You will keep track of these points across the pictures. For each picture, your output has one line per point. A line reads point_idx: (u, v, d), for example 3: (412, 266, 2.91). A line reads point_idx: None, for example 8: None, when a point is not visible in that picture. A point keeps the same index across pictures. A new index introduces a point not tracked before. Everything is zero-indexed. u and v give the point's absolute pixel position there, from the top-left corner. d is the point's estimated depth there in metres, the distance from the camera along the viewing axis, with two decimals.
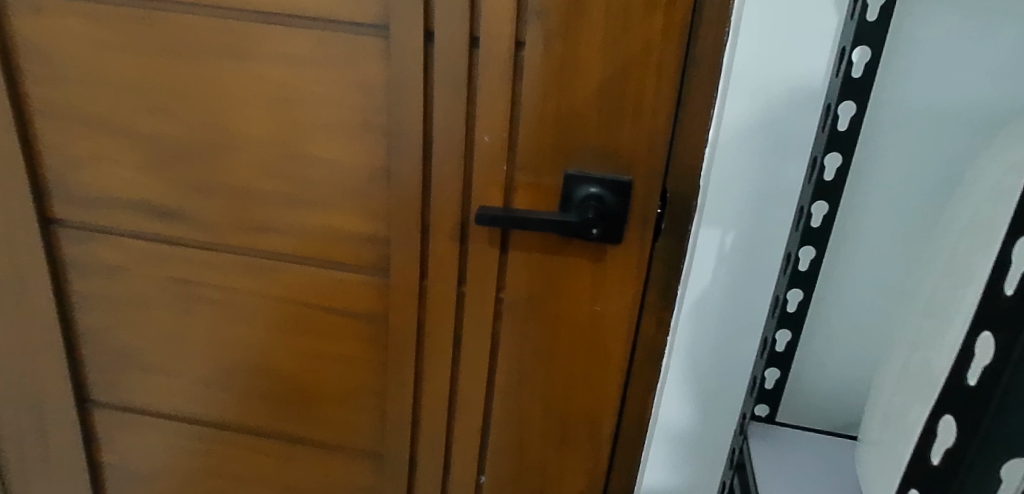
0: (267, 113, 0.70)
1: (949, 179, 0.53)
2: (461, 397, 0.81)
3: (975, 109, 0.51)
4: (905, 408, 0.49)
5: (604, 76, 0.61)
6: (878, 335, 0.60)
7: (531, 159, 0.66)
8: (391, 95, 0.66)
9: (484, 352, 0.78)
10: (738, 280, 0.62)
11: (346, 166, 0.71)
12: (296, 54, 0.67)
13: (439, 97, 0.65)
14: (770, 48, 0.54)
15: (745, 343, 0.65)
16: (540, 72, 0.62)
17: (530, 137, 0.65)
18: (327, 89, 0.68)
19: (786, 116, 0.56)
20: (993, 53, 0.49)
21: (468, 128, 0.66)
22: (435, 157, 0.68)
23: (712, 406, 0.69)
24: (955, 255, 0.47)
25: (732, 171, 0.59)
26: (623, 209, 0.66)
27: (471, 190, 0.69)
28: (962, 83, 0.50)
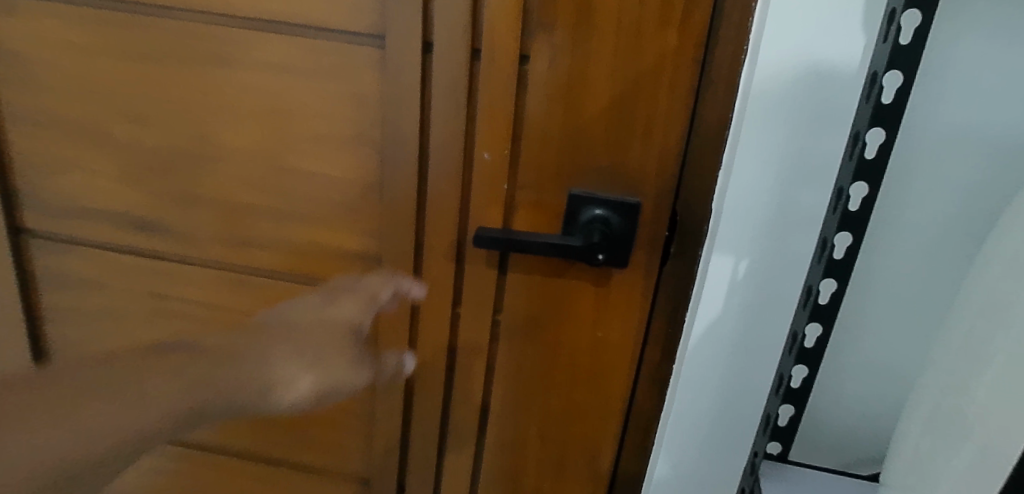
0: (254, 124, 0.67)
1: (987, 211, 0.49)
2: (454, 424, 0.77)
3: (1017, 139, 0.47)
4: (934, 460, 0.46)
5: (612, 93, 0.57)
6: (902, 372, 0.56)
7: (534, 178, 0.62)
8: (385, 108, 0.62)
9: (479, 378, 0.74)
10: (751, 312, 0.59)
11: (335, 180, 0.68)
12: (286, 63, 0.63)
13: (436, 112, 0.61)
14: (794, 69, 0.50)
15: (756, 379, 0.61)
16: (545, 87, 0.58)
17: (534, 155, 0.61)
18: (318, 100, 0.64)
19: (807, 140, 0.52)
20: None
21: (467, 144, 0.63)
22: (432, 174, 0.64)
23: (719, 442, 0.65)
24: (992, 298, 0.43)
25: (748, 197, 0.55)
26: (630, 233, 0.62)
27: (468, 209, 0.66)
28: (1001, 115, 0.47)
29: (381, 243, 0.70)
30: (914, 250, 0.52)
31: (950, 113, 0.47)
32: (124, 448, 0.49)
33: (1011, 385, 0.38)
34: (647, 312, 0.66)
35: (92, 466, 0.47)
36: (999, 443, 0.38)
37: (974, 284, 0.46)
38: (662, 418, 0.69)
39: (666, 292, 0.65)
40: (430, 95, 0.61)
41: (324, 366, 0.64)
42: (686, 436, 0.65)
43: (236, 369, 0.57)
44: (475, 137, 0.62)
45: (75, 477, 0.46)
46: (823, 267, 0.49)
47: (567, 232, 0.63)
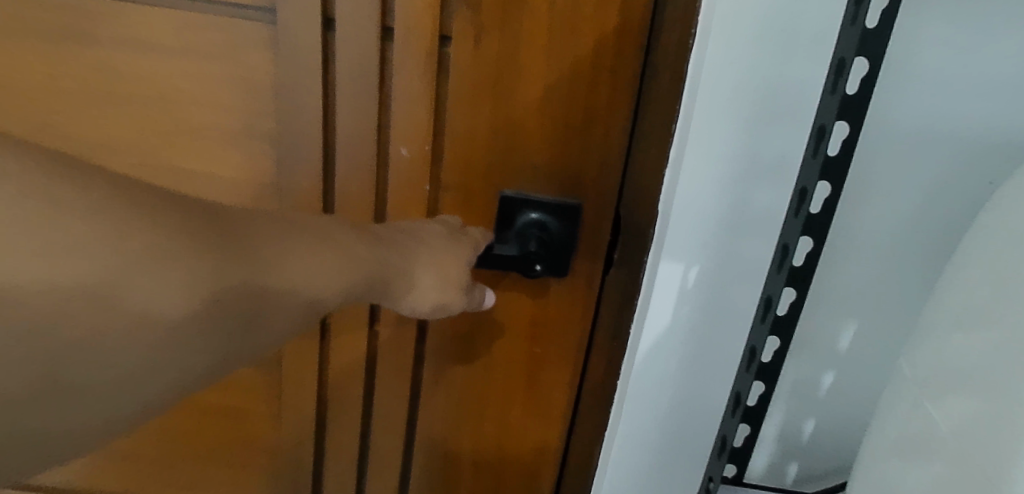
0: (125, 116, 0.57)
1: (953, 216, 0.47)
2: (375, 455, 0.69)
3: (983, 137, 0.44)
4: (892, 478, 0.42)
5: (547, 79, 0.50)
6: (858, 382, 0.53)
7: (459, 177, 0.55)
8: (281, 96, 0.53)
9: (402, 403, 0.65)
10: (701, 323, 0.54)
11: (226, 181, 0.59)
12: (168, 39, 0.53)
13: (342, 100, 0.53)
14: (748, 54, 0.45)
15: (708, 396, 0.56)
16: (469, 73, 0.51)
17: (459, 151, 0.54)
18: (201, 87, 0.55)
19: (761, 135, 0.47)
20: (999, 67, 0.42)
21: (381, 137, 0.54)
22: (341, 172, 0.56)
23: (670, 464, 0.59)
24: (962, 305, 0.40)
25: (699, 197, 0.49)
26: (570, 238, 0.55)
27: (385, 213, 0.57)
28: (966, 110, 0.43)
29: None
30: (869, 253, 0.49)
31: (913, 108, 0.44)
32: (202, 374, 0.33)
33: (996, 399, 0.35)
34: (589, 324, 0.60)
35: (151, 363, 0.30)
36: (984, 464, 0.34)
37: (939, 290, 0.43)
38: (606, 438, 0.63)
39: (608, 302, 0.59)
40: (335, 80, 0.52)
41: (435, 258, 0.46)
42: (631, 458, 0.60)
43: (321, 267, 0.37)
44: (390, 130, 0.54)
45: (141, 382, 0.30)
46: (785, 276, 0.45)
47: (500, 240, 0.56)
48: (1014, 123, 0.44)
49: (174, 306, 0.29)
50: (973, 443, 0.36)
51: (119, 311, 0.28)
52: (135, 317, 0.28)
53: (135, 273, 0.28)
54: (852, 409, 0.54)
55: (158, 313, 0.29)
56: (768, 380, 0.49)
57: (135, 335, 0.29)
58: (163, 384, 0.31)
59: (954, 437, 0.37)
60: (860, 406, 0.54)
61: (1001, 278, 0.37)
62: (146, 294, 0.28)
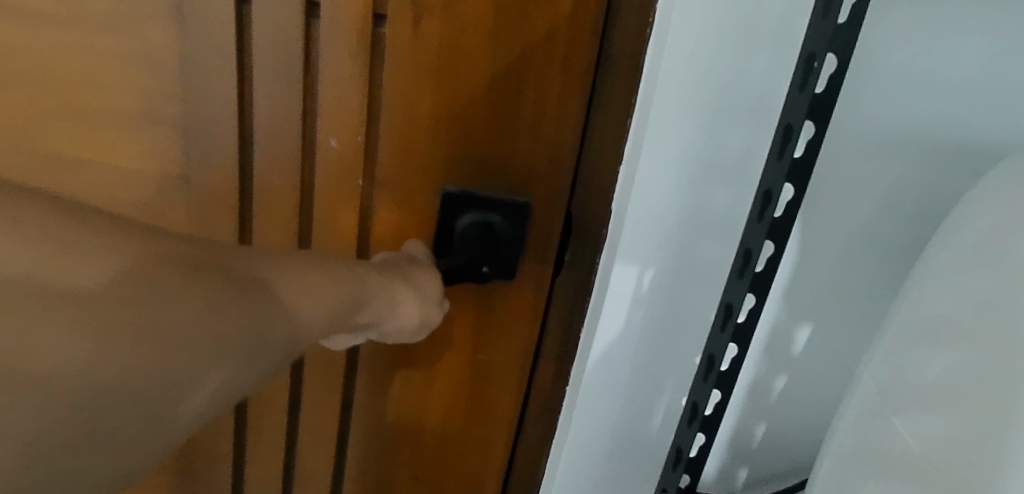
0: (13, 100, 0.51)
1: (913, 220, 0.46)
2: (302, 469, 0.63)
3: (942, 142, 0.44)
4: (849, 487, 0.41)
5: (491, 67, 0.46)
6: (814, 385, 0.53)
7: (396, 172, 0.50)
8: (188, 80, 0.48)
9: (333, 415, 0.60)
10: (654, 327, 0.51)
11: (127, 174, 0.53)
12: (65, 12, 0.47)
13: (261, 83, 0.47)
14: (708, 48, 0.42)
15: (659, 402, 0.54)
16: (407, 58, 0.45)
17: (395, 144, 0.49)
18: (95, 69, 0.49)
19: (719, 133, 0.45)
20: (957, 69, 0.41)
21: (306, 126, 0.48)
22: (261, 164, 0.50)
23: (621, 471, 0.57)
24: (920, 312, 0.39)
25: (656, 199, 0.47)
26: (517, 241, 0.51)
27: (311, 210, 0.52)
28: (923, 113, 0.43)
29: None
30: (829, 257, 0.48)
31: (877, 110, 0.43)
32: (177, 412, 0.25)
33: (965, 417, 0.33)
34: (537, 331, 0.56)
35: (102, 366, 0.22)
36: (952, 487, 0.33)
37: (900, 297, 0.42)
38: (554, 445, 0.60)
39: (557, 307, 0.56)
40: (252, 60, 0.46)
41: (407, 282, 0.42)
42: (580, 470, 0.57)
43: (300, 282, 0.31)
44: (317, 118, 0.48)
45: (89, 400, 0.22)
46: (747, 283, 0.42)
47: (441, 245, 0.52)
48: (969, 126, 0.43)
49: (114, 297, 0.22)
50: (940, 457, 0.34)
51: (56, 306, 0.21)
52: (69, 310, 0.21)
53: (106, 278, 0.22)
54: (806, 412, 0.54)
55: (97, 309, 0.22)
56: (724, 387, 0.47)
57: (78, 337, 0.21)
58: (128, 424, 0.23)
59: (921, 448, 0.35)
60: (812, 410, 0.54)
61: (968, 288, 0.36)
62: (76, 281, 0.21)
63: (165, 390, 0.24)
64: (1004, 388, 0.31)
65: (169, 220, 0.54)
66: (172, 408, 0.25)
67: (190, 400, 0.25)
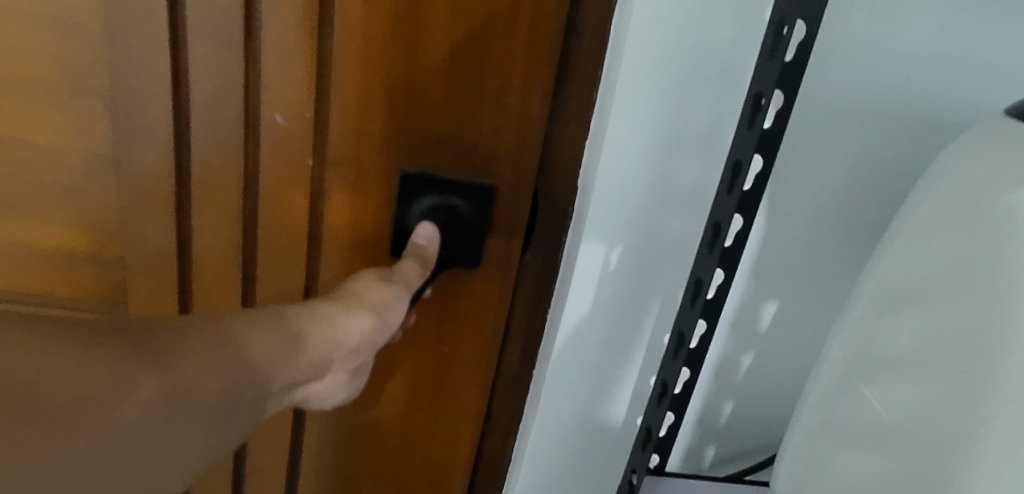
0: None
1: (879, 194, 0.46)
2: (255, 452, 0.62)
3: (908, 115, 0.44)
4: (824, 471, 0.40)
5: (450, 38, 0.43)
6: (780, 361, 0.53)
7: (350, 151, 0.47)
8: (120, 54, 0.45)
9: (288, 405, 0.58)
10: (622, 306, 0.50)
11: (59, 156, 0.50)
12: None
13: (196, 52, 0.44)
14: (675, 16, 0.40)
15: (627, 382, 0.53)
16: (358, 29, 0.43)
17: (348, 120, 0.46)
18: (17, 43, 0.45)
19: (686, 105, 0.43)
20: (921, 42, 0.41)
21: (248, 100, 0.46)
22: (201, 140, 0.47)
23: (592, 453, 0.56)
24: (884, 284, 0.38)
25: (623, 175, 0.45)
26: (480, 225, 0.49)
27: (257, 189, 0.49)
28: (889, 83, 0.42)
29: (145, 229, 0.52)
30: (796, 231, 0.47)
31: (847, 81, 0.42)
32: (119, 411, 0.26)
33: (931, 384, 0.33)
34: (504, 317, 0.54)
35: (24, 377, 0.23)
36: (927, 455, 0.32)
37: (868, 269, 0.42)
38: (521, 431, 0.59)
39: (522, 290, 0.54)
40: (185, 26, 0.43)
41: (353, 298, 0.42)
42: (548, 453, 0.56)
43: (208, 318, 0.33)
44: (259, 91, 0.45)
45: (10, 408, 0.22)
46: (717, 257, 0.41)
47: (401, 233, 0.50)
48: (930, 95, 0.43)
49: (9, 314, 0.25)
50: (920, 439, 0.33)
51: None
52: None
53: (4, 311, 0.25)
54: (771, 387, 0.54)
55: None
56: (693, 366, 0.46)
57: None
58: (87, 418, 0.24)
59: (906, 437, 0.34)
60: (778, 384, 0.54)
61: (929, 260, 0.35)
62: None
63: (91, 397, 0.25)
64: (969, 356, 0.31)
65: (107, 199, 0.51)
66: (100, 420, 0.25)
67: (127, 410, 0.26)
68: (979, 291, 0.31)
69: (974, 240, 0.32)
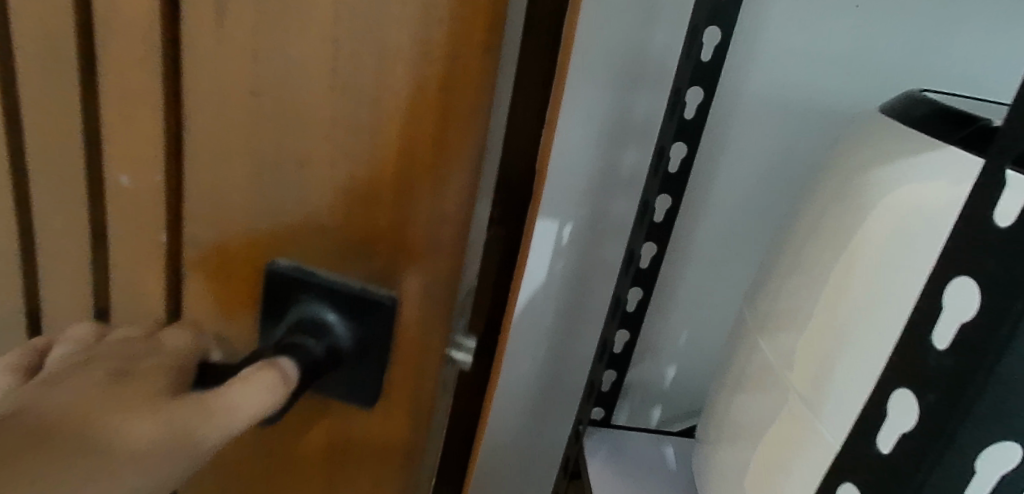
0: None
1: (791, 176, 0.53)
2: None
3: (816, 109, 0.50)
4: (734, 414, 0.47)
5: (372, 75, 0.24)
6: (712, 330, 0.59)
7: (205, 229, 0.29)
8: None
9: None
10: (573, 278, 0.56)
11: None
12: None
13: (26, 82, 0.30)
14: (614, 21, 0.47)
15: (578, 347, 0.59)
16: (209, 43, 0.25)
17: (206, 201, 0.29)
18: None
19: (625, 97, 0.50)
20: (821, 48, 0.48)
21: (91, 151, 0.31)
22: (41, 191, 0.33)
23: (548, 409, 0.63)
24: (780, 253, 0.45)
25: (571, 158, 0.52)
26: (367, 364, 0.30)
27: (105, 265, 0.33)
28: (795, 84, 0.49)
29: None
30: (721, 209, 0.54)
31: (759, 78, 0.49)
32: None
33: (808, 331, 0.38)
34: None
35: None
36: (805, 396, 0.38)
37: (777, 242, 0.47)
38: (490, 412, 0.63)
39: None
40: (13, 57, 0.30)
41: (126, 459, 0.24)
42: (510, 409, 0.63)
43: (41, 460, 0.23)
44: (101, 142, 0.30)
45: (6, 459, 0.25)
46: (645, 231, 0.48)
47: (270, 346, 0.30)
48: (828, 92, 0.50)
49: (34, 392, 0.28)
50: (802, 383, 0.38)
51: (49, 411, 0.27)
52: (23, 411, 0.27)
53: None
54: (707, 353, 0.60)
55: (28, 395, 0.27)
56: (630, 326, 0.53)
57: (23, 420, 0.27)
58: None
59: (794, 387, 0.39)
60: (713, 351, 0.60)
61: (808, 231, 0.42)
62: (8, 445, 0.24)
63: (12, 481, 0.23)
64: (833, 308, 0.36)
65: None
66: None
67: None
68: (837, 257, 0.37)
69: (837, 211, 0.39)
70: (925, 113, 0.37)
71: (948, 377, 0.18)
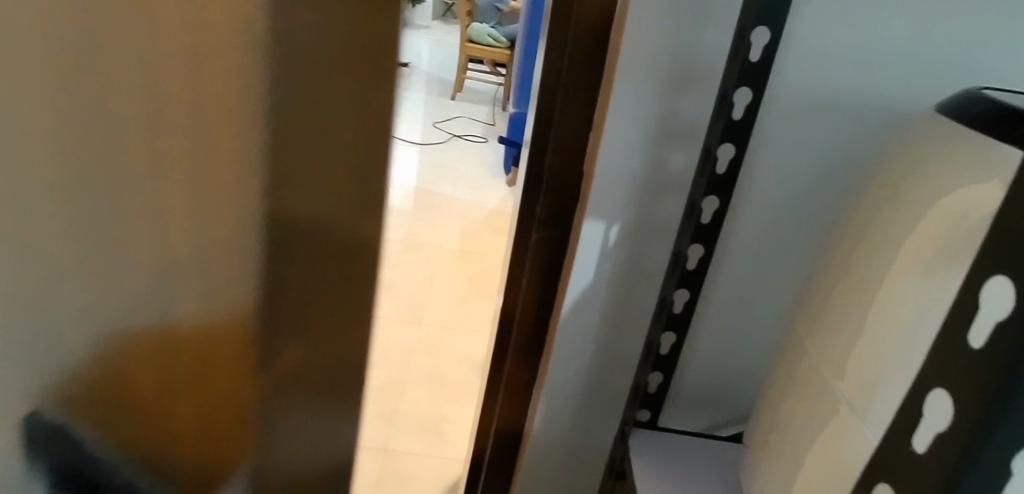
0: None
1: (842, 178, 0.52)
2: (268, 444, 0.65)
3: (866, 109, 0.50)
4: (782, 418, 0.46)
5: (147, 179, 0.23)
6: (759, 333, 0.58)
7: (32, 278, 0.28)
8: None
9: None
10: (620, 279, 0.57)
11: None
12: None
13: None
14: (663, 23, 0.48)
15: (624, 346, 0.60)
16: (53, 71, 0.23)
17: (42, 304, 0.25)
18: None
19: (672, 98, 0.50)
20: (872, 47, 0.48)
21: None
22: None
23: (593, 409, 0.63)
24: (830, 256, 0.44)
25: (618, 160, 0.52)
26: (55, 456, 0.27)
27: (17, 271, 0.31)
28: (846, 85, 0.49)
29: None
30: (770, 211, 0.53)
31: (811, 78, 0.49)
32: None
33: (857, 335, 0.38)
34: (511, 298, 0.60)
35: None
36: (852, 399, 0.37)
37: (828, 245, 0.46)
38: (541, 410, 0.63)
39: (532, 268, 0.60)
40: None
41: None
42: (556, 410, 0.63)
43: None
44: None
45: None
46: (692, 232, 0.48)
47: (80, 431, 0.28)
48: (880, 91, 0.49)
49: None
50: (850, 387, 0.37)
51: None
52: None
53: None
54: (755, 358, 0.59)
55: None
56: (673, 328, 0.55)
57: None
58: None
59: (846, 398, 0.38)
60: (760, 356, 0.59)
61: (859, 233, 0.41)
62: None
63: None
64: (882, 310, 0.36)
65: None
66: None
67: None
68: (889, 259, 0.36)
69: (889, 213, 0.38)
70: (982, 112, 0.36)
71: (990, 377, 0.19)
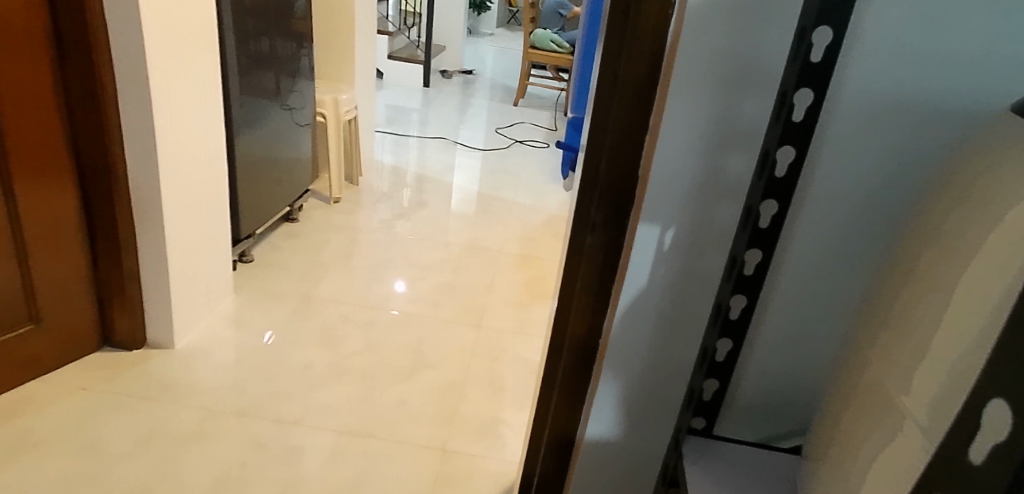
0: None
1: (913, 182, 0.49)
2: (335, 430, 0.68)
3: (939, 110, 0.47)
4: (843, 431, 0.44)
5: None
6: (823, 342, 0.56)
7: None
8: None
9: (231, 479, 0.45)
10: (675, 283, 0.56)
11: None
12: None
13: None
14: (720, 26, 0.47)
15: (679, 352, 0.59)
16: None
17: None
18: None
19: (730, 101, 0.49)
20: (947, 46, 0.45)
21: None
22: None
23: (648, 414, 0.62)
24: (898, 264, 0.42)
25: (673, 164, 0.52)
26: None
27: None
28: (917, 85, 0.47)
29: None
30: (834, 217, 0.51)
31: (878, 78, 0.47)
32: None
33: (924, 345, 0.36)
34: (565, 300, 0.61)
35: None
36: (917, 412, 0.36)
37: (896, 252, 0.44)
38: (594, 412, 0.63)
39: (587, 270, 0.60)
40: None
41: None
42: (610, 412, 0.63)
43: None
44: None
45: None
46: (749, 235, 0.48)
47: None
48: (958, 89, 0.47)
49: None
50: (915, 399, 0.36)
51: None
52: None
53: None
54: (818, 368, 0.57)
55: None
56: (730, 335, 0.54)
57: None
58: None
59: (911, 413, 0.36)
60: (825, 367, 0.57)
61: (933, 237, 0.39)
62: None
63: None
64: (950, 319, 0.34)
65: None
66: None
67: None
68: (959, 266, 0.35)
69: (960, 218, 0.36)
70: None
71: None
